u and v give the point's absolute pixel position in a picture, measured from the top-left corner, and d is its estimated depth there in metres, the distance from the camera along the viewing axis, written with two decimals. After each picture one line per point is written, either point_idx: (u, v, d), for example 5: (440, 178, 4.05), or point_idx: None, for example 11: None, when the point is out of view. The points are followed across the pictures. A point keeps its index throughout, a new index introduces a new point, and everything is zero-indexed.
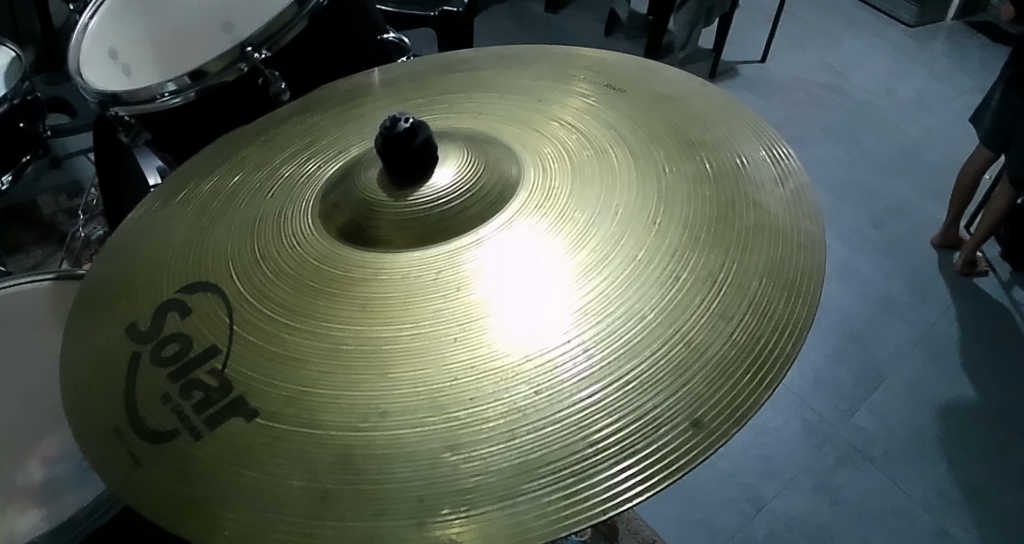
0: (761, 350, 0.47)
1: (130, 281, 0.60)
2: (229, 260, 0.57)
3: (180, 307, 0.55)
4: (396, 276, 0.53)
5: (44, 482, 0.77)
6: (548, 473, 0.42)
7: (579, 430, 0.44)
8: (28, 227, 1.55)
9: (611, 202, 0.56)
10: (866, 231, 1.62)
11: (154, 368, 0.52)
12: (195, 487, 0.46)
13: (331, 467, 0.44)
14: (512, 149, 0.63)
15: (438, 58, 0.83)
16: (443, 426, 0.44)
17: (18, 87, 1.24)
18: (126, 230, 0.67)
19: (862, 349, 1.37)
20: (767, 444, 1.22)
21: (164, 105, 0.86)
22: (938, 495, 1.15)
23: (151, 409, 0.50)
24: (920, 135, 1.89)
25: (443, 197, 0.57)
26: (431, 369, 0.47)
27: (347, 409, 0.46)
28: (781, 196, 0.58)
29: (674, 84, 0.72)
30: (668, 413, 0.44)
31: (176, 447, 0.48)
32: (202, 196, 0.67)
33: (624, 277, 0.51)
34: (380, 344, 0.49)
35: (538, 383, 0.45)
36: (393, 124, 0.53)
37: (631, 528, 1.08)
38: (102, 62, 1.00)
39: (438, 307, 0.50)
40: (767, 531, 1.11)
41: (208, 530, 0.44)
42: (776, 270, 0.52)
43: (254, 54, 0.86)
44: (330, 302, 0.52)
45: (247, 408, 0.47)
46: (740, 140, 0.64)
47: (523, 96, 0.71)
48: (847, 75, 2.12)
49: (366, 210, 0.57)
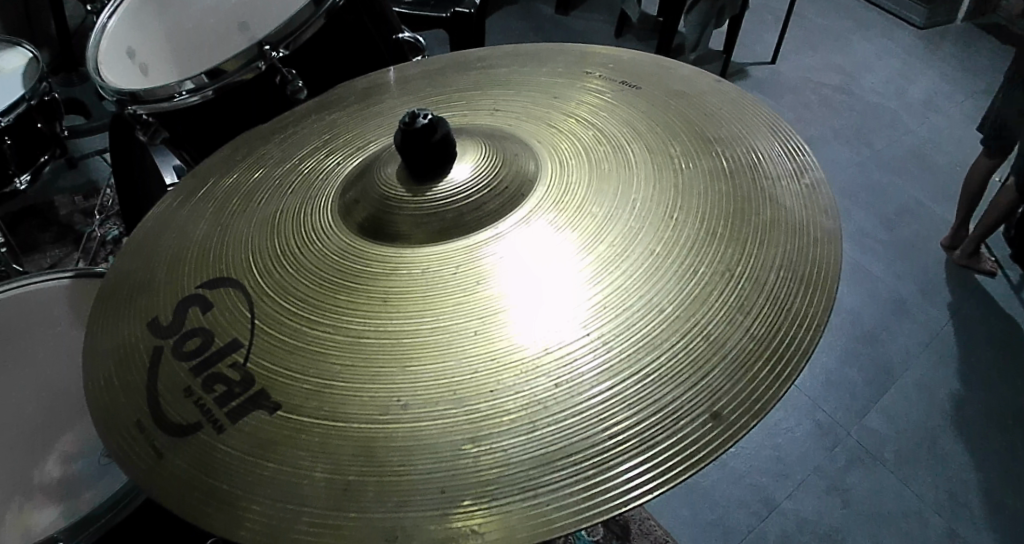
0: (779, 343, 0.47)
1: (151, 277, 0.60)
2: (250, 255, 0.58)
3: (201, 301, 0.55)
4: (416, 270, 0.53)
5: (64, 479, 0.77)
6: (568, 465, 0.42)
7: (598, 422, 0.44)
8: (44, 228, 1.57)
9: (629, 196, 0.56)
10: (878, 232, 1.61)
11: (176, 362, 0.52)
12: (218, 480, 0.46)
13: (354, 460, 0.44)
14: (529, 145, 0.63)
15: (452, 57, 0.83)
16: (465, 418, 0.44)
17: (36, 88, 1.25)
18: (145, 225, 0.68)
19: (873, 350, 1.36)
20: (779, 445, 1.21)
21: (181, 103, 0.87)
22: (950, 496, 1.14)
23: (173, 402, 0.51)
24: (930, 136, 1.88)
25: (461, 193, 0.57)
26: (451, 360, 0.47)
27: (369, 402, 0.46)
28: (797, 192, 0.58)
29: (688, 80, 0.72)
30: (687, 405, 0.44)
31: (198, 439, 0.48)
32: (221, 191, 0.67)
33: (643, 272, 0.51)
34: (401, 337, 0.49)
35: (557, 376, 0.45)
36: (412, 120, 0.54)
37: (644, 529, 1.10)
38: (120, 61, 1.01)
39: (457, 301, 0.50)
40: (780, 531, 1.10)
41: (232, 523, 0.44)
42: (794, 264, 0.52)
43: (271, 53, 0.87)
44: (350, 296, 0.52)
45: (269, 401, 0.48)
46: (755, 135, 0.64)
47: (538, 93, 0.72)
48: (858, 76, 2.12)
49: (384, 206, 0.57)
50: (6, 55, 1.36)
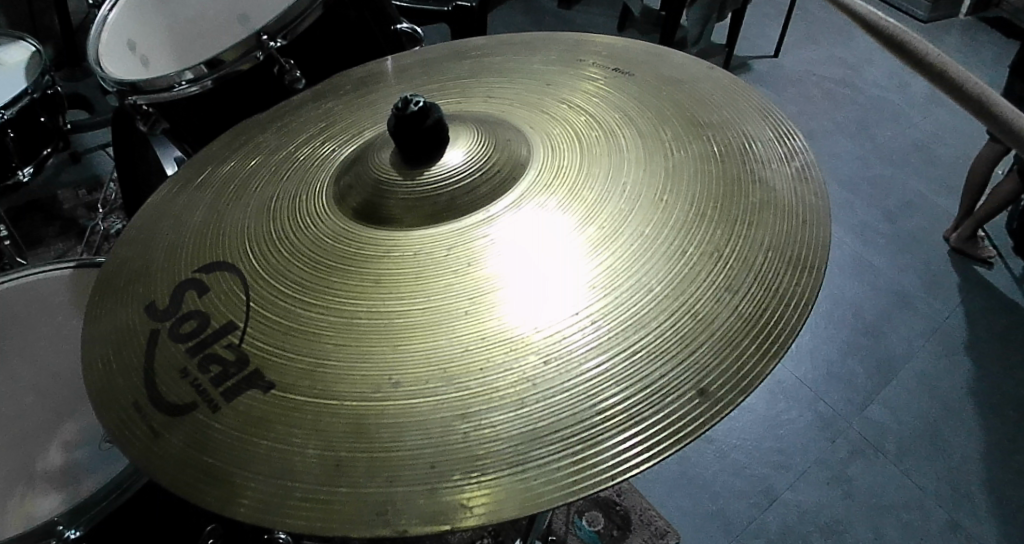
0: (767, 321, 0.48)
1: (148, 263, 0.61)
2: (246, 240, 0.58)
3: (197, 285, 0.56)
4: (408, 252, 0.54)
5: (66, 466, 0.78)
6: (556, 440, 0.43)
7: (586, 398, 0.44)
8: (48, 222, 1.58)
9: (620, 180, 0.56)
10: (880, 225, 1.61)
11: (172, 344, 0.53)
12: (213, 457, 0.47)
13: (345, 436, 0.45)
14: (521, 131, 0.64)
15: (449, 46, 0.83)
16: (454, 395, 0.45)
17: (39, 81, 1.26)
18: (145, 212, 0.68)
19: (875, 342, 1.36)
20: (780, 436, 1.21)
21: (181, 93, 0.88)
22: (951, 488, 1.14)
23: (169, 383, 0.51)
24: (934, 129, 1.87)
25: (454, 176, 0.57)
26: (442, 339, 0.48)
27: (361, 380, 0.47)
28: (787, 175, 0.58)
29: (681, 67, 0.72)
30: (675, 382, 0.45)
31: (194, 418, 0.49)
32: (220, 178, 0.68)
33: (632, 253, 0.51)
34: (393, 317, 0.49)
35: (546, 353, 0.46)
36: (404, 105, 0.54)
37: (643, 519, 1.10)
38: (120, 53, 1.02)
39: (448, 282, 0.51)
40: (781, 523, 1.10)
41: (227, 498, 0.45)
42: (783, 245, 0.52)
43: (269, 43, 0.88)
44: (343, 278, 0.53)
45: (263, 381, 0.48)
46: (747, 120, 0.64)
47: (532, 81, 0.72)
48: (860, 70, 2.11)
49: (377, 190, 0.58)
50: (9, 49, 1.37)
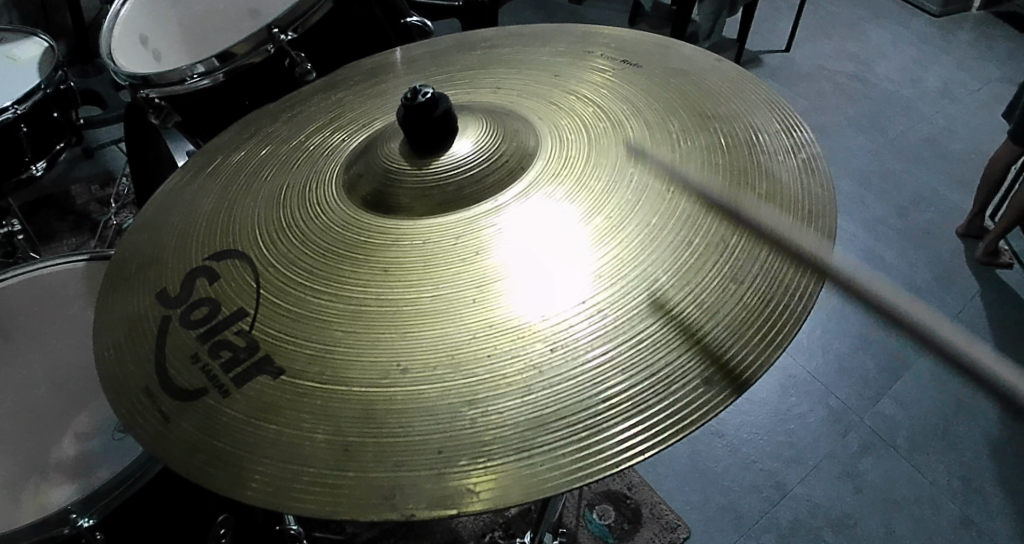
0: (771, 312, 0.48)
1: (159, 251, 0.61)
2: (256, 228, 0.59)
3: (208, 272, 0.57)
4: (417, 241, 0.54)
5: (80, 456, 0.77)
6: (563, 426, 0.43)
7: (592, 386, 0.44)
8: (61, 216, 1.60)
9: (627, 171, 0.56)
10: (891, 219, 1.60)
11: (184, 330, 0.54)
12: (224, 440, 0.47)
13: (353, 422, 0.45)
14: (529, 121, 0.64)
15: (459, 37, 0.84)
16: (462, 382, 0.45)
17: (52, 76, 1.28)
18: (156, 200, 0.69)
19: (887, 337, 1.35)
20: (792, 430, 1.21)
21: (193, 86, 0.89)
22: (964, 484, 1.13)
23: (180, 368, 0.52)
24: (946, 123, 1.85)
25: (464, 165, 0.57)
26: (450, 326, 0.48)
27: (369, 366, 0.47)
28: (793, 165, 0.58)
29: (689, 58, 0.72)
30: (680, 371, 0.45)
31: (204, 403, 0.49)
32: (230, 167, 0.69)
33: (638, 242, 0.51)
34: (401, 305, 0.50)
35: (553, 341, 0.46)
36: (414, 95, 0.54)
37: (654, 513, 1.10)
38: (133, 46, 1.03)
39: (457, 270, 0.51)
40: (792, 517, 1.10)
41: (236, 480, 0.45)
42: (789, 237, 0.52)
43: (280, 36, 0.89)
44: (353, 266, 0.53)
45: (273, 366, 0.49)
46: (755, 113, 0.63)
47: (540, 72, 0.72)
48: (872, 64, 2.09)
49: (387, 179, 0.58)
50: (23, 45, 1.39)
